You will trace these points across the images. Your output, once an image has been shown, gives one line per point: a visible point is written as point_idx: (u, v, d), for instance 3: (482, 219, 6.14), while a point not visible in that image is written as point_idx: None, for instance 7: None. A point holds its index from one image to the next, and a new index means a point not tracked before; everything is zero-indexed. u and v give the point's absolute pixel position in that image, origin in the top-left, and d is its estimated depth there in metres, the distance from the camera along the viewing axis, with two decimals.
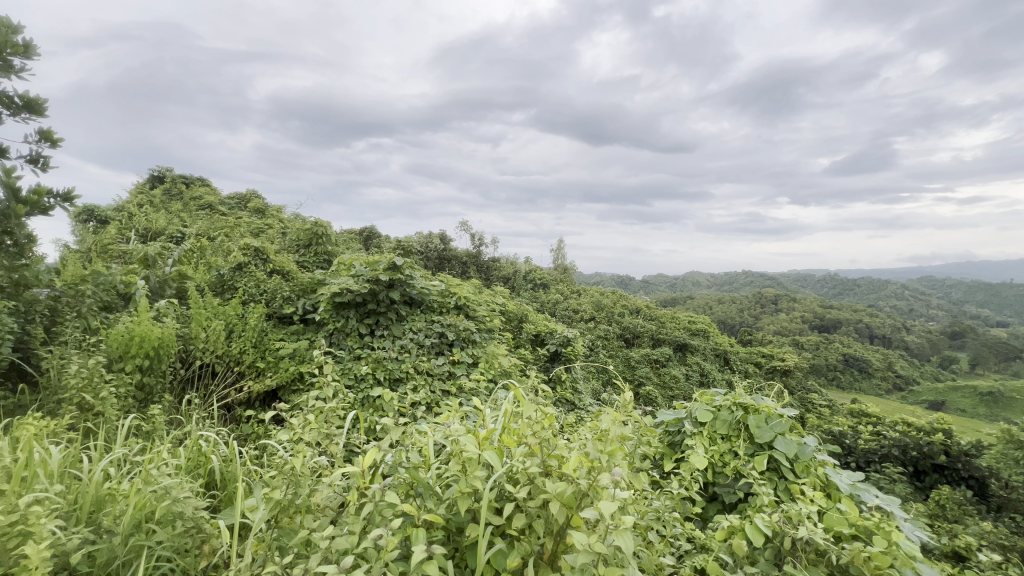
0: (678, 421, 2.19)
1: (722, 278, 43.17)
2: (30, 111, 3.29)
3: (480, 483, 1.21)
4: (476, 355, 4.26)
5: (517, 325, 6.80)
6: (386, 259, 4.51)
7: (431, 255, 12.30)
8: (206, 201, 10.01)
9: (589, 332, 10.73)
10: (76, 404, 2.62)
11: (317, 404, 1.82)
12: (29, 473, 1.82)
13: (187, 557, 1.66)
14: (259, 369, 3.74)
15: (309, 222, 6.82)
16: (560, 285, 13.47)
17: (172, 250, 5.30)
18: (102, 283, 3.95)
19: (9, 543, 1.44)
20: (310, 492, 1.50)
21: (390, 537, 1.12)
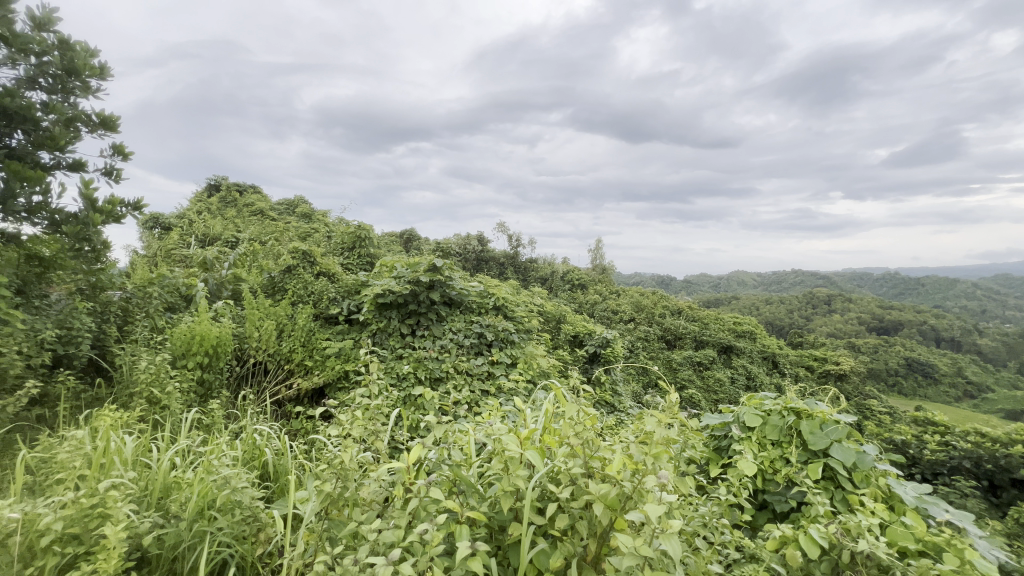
0: (724, 425, 2.12)
1: (770, 278, 41.35)
2: (105, 127, 3.59)
3: (523, 483, 1.22)
4: (515, 355, 4.27)
5: (556, 325, 6.77)
6: (426, 260, 4.60)
7: (469, 257, 12.42)
8: (258, 207, 10.55)
9: (629, 334, 10.53)
10: (145, 398, 2.83)
11: (364, 401, 1.88)
12: (108, 460, 1.98)
13: (244, 544, 1.75)
14: (307, 367, 3.90)
15: (353, 225, 7.08)
16: (598, 285, 13.31)
17: (228, 254, 5.62)
18: (167, 285, 4.25)
19: (91, 523, 1.58)
20: (358, 486, 1.56)
21: (435, 532, 1.14)
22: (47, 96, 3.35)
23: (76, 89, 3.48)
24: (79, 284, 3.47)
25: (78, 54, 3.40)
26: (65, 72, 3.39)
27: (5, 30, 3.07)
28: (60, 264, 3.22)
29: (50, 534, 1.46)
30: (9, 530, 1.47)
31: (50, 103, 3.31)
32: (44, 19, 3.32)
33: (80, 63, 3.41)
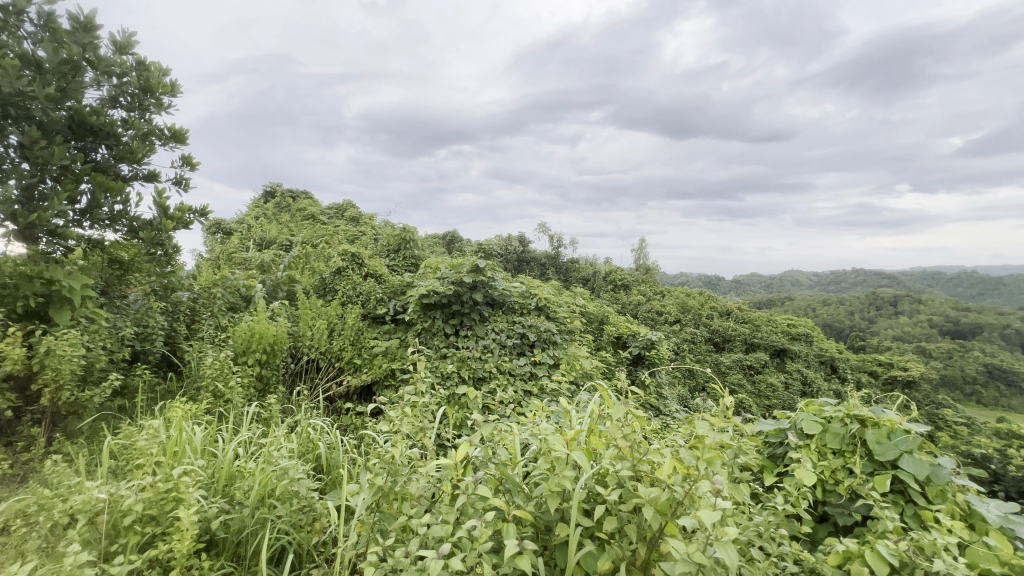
0: (780, 431, 2.01)
1: (827, 277, 39.02)
2: (176, 140, 3.87)
3: (570, 483, 1.21)
4: (557, 356, 4.25)
5: (598, 327, 6.67)
6: (469, 261, 4.66)
7: (511, 257, 12.47)
8: (310, 212, 11.05)
9: (674, 335, 10.23)
10: (211, 391, 3.04)
11: (411, 398, 1.93)
12: (180, 448, 2.13)
13: (301, 532, 1.84)
14: (356, 365, 4.05)
15: (398, 228, 7.29)
16: (641, 285, 13.02)
17: (283, 256, 5.92)
18: (229, 287, 4.52)
19: (167, 506, 1.72)
20: (406, 481, 1.60)
21: (483, 529, 1.16)
22: (126, 113, 3.66)
23: (151, 106, 3.79)
24: (153, 285, 3.83)
25: (152, 73, 3.70)
26: (142, 90, 3.69)
27: (91, 55, 3.40)
28: (136, 267, 3.59)
29: (132, 514, 1.60)
30: (98, 509, 1.62)
31: (128, 119, 3.62)
32: (124, 42, 3.63)
33: (155, 82, 3.70)
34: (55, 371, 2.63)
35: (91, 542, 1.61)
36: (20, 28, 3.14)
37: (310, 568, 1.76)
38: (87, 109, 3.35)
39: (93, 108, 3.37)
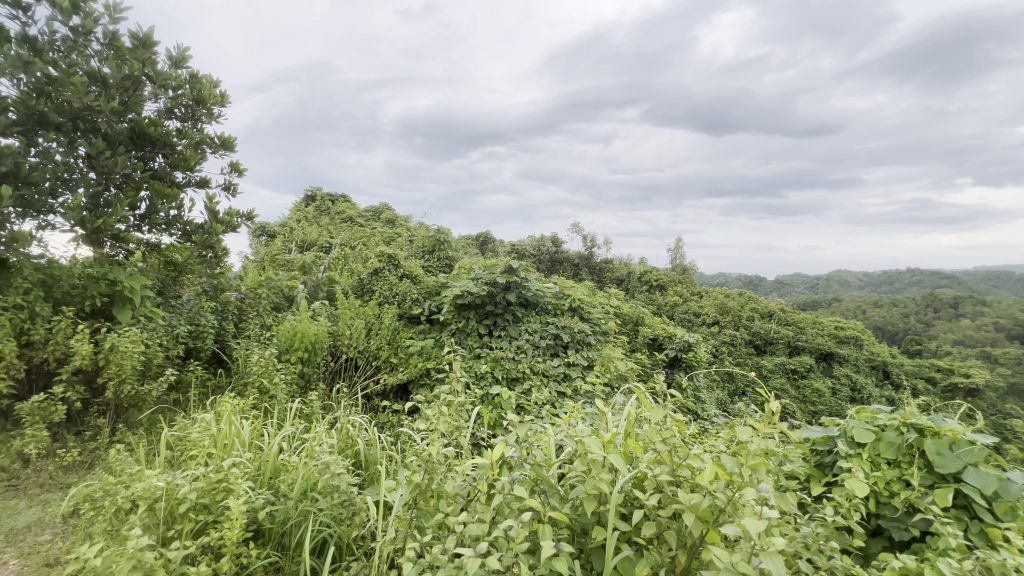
0: (829, 439, 1.90)
1: (879, 277, 36.92)
2: (225, 148, 4.08)
3: (607, 487, 1.20)
4: (591, 358, 4.21)
5: (633, 328, 6.55)
6: (502, 262, 4.67)
7: (543, 258, 12.38)
8: (348, 215, 11.38)
9: (712, 338, 9.92)
10: (257, 387, 3.18)
11: (447, 398, 1.95)
12: (229, 441, 2.24)
13: (342, 525, 1.89)
14: (392, 364, 4.15)
15: (432, 230, 7.40)
16: (678, 286, 12.71)
17: (323, 258, 6.12)
18: (273, 287, 4.65)
19: (218, 495, 1.80)
20: (442, 480, 1.62)
21: (519, 529, 1.16)
22: (180, 123, 3.89)
23: (203, 117, 4.00)
24: (205, 285, 4.04)
25: (204, 85, 3.91)
26: (195, 102, 3.91)
27: (149, 70, 3.63)
28: (188, 268, 3.82)
29: (186, 502, 1.69)
30: (156, 496, 1.72)
31: (183, 129, 3.84)
32: (179, 57, 3.84)
33: (206, 93, 3.91)
34: (117, 366, 2.82)
35: (150, 527, 1.71)
36: (88, 47, 3.38)
37: (350, 562, 1.80)
38: (146, 120, 3.57)
39: (151, 120, 3.59)
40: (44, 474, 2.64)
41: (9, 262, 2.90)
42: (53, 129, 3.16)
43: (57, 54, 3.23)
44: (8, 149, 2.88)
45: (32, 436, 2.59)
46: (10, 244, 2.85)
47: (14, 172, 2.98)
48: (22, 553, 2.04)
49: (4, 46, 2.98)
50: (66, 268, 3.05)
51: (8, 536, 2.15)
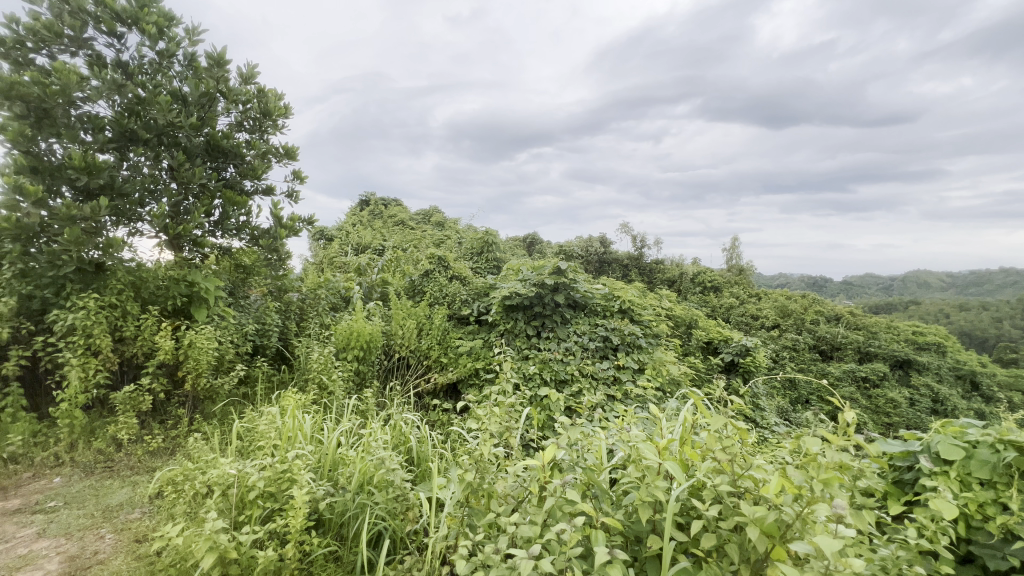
0: (909, 454, 1.74)
1: (965, 277, 33.55)
2: (288, 157, 4.33)
3: (663, 494, 1.16)
4: (642, 361, 4.10)
5: (687, 331, 6.30)
6: (551, 263, 4.65)
7: (592, 260, 11.73)
8: (399, 218, 11.76)
9: (772, 342, 9.39)
10: (317, 383, 3.36)
11: (498, 398, 1.97)
12: (293, 434, 2.37)
13: (396, 519, 1.94)
14: (443, 364, 4.24)
15: (480, 232, 7.49)
16: (734, 287, 12.14)
17: (377, 260, 6.35)
18: (331, 288, 4.83)
19: (282, 485, 1.90)
20: (494, 479, 1.63)
21: (572, 533, 1.15)
22: (249, 135, 4.17)
23: (269, 128, 4.26)
24: (270, 287, 4.31)
25: (270, 99, 4.17)
26: (262, 114, 4.17)
27: (222, 87, 3.91)
28: (256, 270, 4.12)
29: (255, 490, 1.81)
30: (229, 482, 1.85)
31: (251, 141, 4.11)
32: (248, 73, 4.12)
33: (272, 106, 4.17)
34: (195, 360, 3.06)
35: (224, 511, 1.83)
36: (171, 69, 3.70)
37: (404, 555, 1.85)
38: (219, 134, 3.84)
39: (224, 133, 3.86)
40: (133, 458, 2.91)
41: (106, 266, 3.28)
42: (141, 145, 3.49)
43: (145, 76, 3.56)
44: (105, 164, 3.21)
45: (124, 422, 2.87)
46: (106, 250, 3.21)
47: (110, 185, 3.32)
48: (116, 529, 2.26)
49: (102, 71, 3.33)
50: (151, 271, 3.34)
51: (104, 512, 2.38)
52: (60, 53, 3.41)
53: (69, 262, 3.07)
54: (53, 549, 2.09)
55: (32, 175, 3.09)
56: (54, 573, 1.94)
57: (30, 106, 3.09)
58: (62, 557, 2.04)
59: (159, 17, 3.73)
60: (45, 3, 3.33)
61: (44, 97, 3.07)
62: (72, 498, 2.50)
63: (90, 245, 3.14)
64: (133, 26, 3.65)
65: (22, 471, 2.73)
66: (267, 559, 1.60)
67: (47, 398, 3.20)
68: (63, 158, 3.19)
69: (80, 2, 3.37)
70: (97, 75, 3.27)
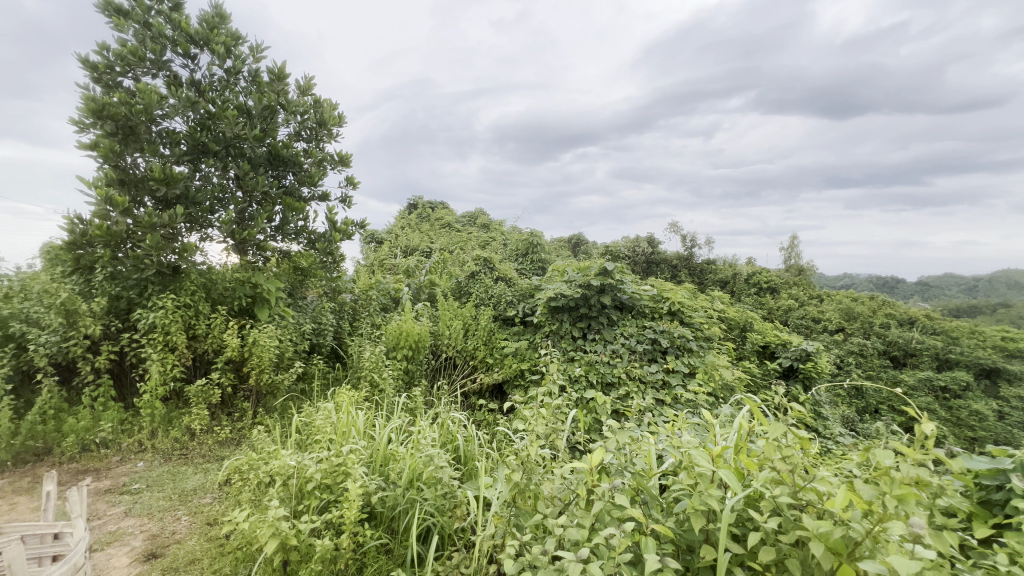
0: (998, 473, 1.58)
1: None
2: (342, 164, 4.53)
3: (717, 504, 1.12)
4: (693, 365, 3.96)
5: (741, 334, 6.01)
6: (597, 263, 4.56)
7: (639, 260, 11.35)
8: (446, 221, 12.00)
9: (836, 347, 8.80)
10: (370, 381, 3.50)
11: (544, 399, 1.96)
12: (347, 429, 2.47)
13: (444, 516, 1.98)
14: (488, 364, 4.29)
15: (525, 233, 7.50)
16: (793, 289, 11.48)
17: (425, 262, 6.50)
18: (381, 289, 4.97)
19: (338, 477, 2.00)
20: (541, 480, 1.64)
21: (621, 539, 1.13)
22: (307, 144, 4.40)
23: (325, 137, 4.48)
24: (326, 288, 4.52)
25: (325, 109, 4.38)
26: (318, 124, 4.39)
27: (282, 99, 4.15)
28: (312, 272, 4.34)
29: (313, 481, 1.91)
30: (289, 473, 1.96)
31: (308, 149, 4.34)
32: (306, 85, 4.35)
33: (327, 115, 4.38)
34: (259, 357, 3.28)
35: (285, 500, 1.94)
36: (237, 85, 3.97)
37: (451, 552, 1.88)
38: (280, 144, 4.07)
39: (284, 143, 4.08)
40: (205, 446, 3.14)
41: (181, 269, 3.57)
42: (212, 157, 3.78)
43: (215, 92, 3.84)
44: (180, 175, 3.51)
45: (197, 413, 3.11)
46: (182, 254, 3.51)
47: (185, 194, 3.60)
48: (191, 511, 2.44)
49: (178, 90, 3.63)
50: (221, 274, 3.62)
51: (180, 495, 2.58)
52: (143, 75, 3.73)
53: (150, 266, 3.38)
54: (138, 528, 2.30)
55: (120, 187, 3.40)
56: (138, 549, 2.12)
57: (118, 124, 3.40)
58: (145, 535, 2.24)
59: (227, 37, 4.02)
60: (131, 31, 3.67)
61: (130, 115, 3.38)
62: (152, 482, 2.74)
63: (168, 250, 3.44)
64: (205, 48, 3.95)
65: (112, 455, 3.01)
66: (325, 547, 1.69)
67: (132, 389, 3.52)
68: (146, 171, 3.50)
69: (160, 27, 3.69)
70: (173, 94, 3.57)
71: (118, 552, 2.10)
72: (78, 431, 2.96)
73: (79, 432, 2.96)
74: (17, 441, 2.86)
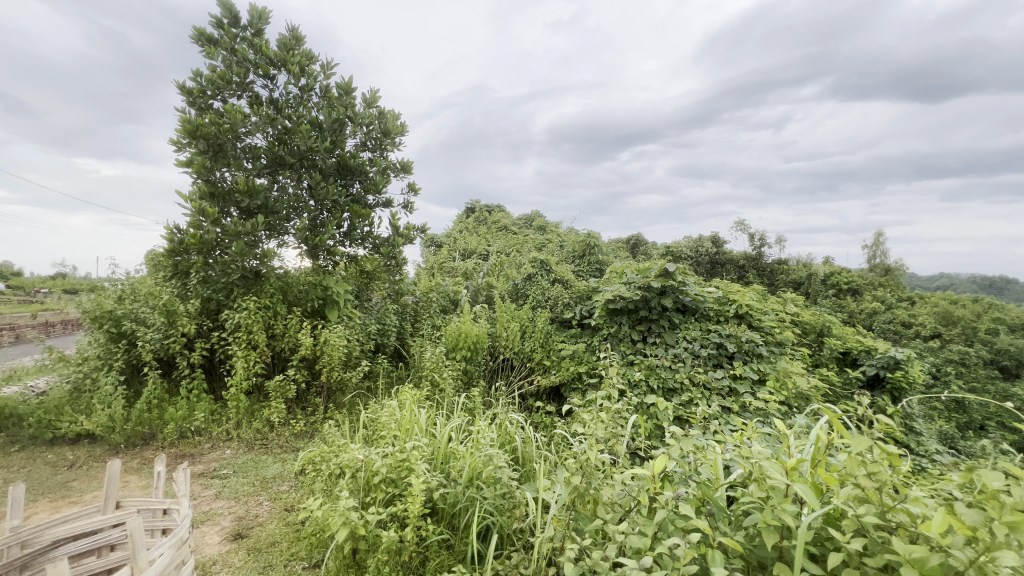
0: None
1: None
2: (404, 171, 4.72)
3: (793, 520, 1.05)
4: (763, 371, 3.71)
5: (818, 339, 5.58)
6: (657, 264, 4.35)
7: (703, 260, 10.81)
8: (502, 223, 12.17)
9: (931, 355, 7.94)
10: (431, 381, 3.63)
11: (604, 403, 1.93)
12: (410, 426, 2.56)
13: (503, 515, 2.00)
14: (545, 366, 4.28)
15: (582, 235, 7.42)
16: (878, 291, 10.51)
17: (483, 265, 6.60)
18: (441, 291, 5.10)
19: (402, 472, 2.08)
20: (601, 485, 1.61)
21: (687, 550, 1.09)
22: (372, 154, 4.63)
23: (388, 146, 4.68)
24: (389, 290, 4.73)
25: (389, 119, 4.58)
26: (382, 134, 4.60)
27: (350, 112, 4.41)
28: (377, 276, 4.57)
29: (379, 475, 2.00)
30: (358, 466, 2.07)
31: (373, 158, 4.55)
32: (371, 97, 4.58)
33: (389, 125, 4.58)
34: (329, 355, 3.51)
35: (355, 491, 2.05)
36: (310, 100, 4.26)
37: (511, 552, 1.88)
38: (347, 154, 4.32)
39: (351, 153, 4.33)
40: (283, 438, 3.39)
41: (262, 273, 3.89)
42: (288, 169, 4.08)
43: (291, 109, 4.15)
44: (261, 187, 3.82)
45: (276, 406, 3.38)
46: (262, 260, 3.83)
47: (265, 204, 3.92)
48: (271, 497, 2.65)
49: (260, 109, 3.96)
50: (296, 278, 3.91)
51: (262, 482, 2.80)
52: (230, 97, 4.10)
53: (236, 270, 3.71)
54: (227, 509, 2.52)
55: (211, 200, 3.77)
56: (227, 529, 2.33)
57: (209, 143, 3.76)
58: (233, 516, 2.45)
59: (302, 57, 4.33)
60: (220, 57, 4.05)
61: (218, 134, 3.73)
62: (238, 468, 2.99)
63: (250, 256, 3.77)
64: (282, 68, 4.28)
65: (204, 442, 3.32)
66: (390, 539, 1.77)
67: (221, 382, 3.86)
68: (231, 184, 3.84)
69: (244, 53, 4.04)
70: (255, 112, 3.90)
71: (210, 531, 2.31)
72: (176, 419, 3.30)
73: (177, 420, 3.29)
74: (128, 426, 3.23)
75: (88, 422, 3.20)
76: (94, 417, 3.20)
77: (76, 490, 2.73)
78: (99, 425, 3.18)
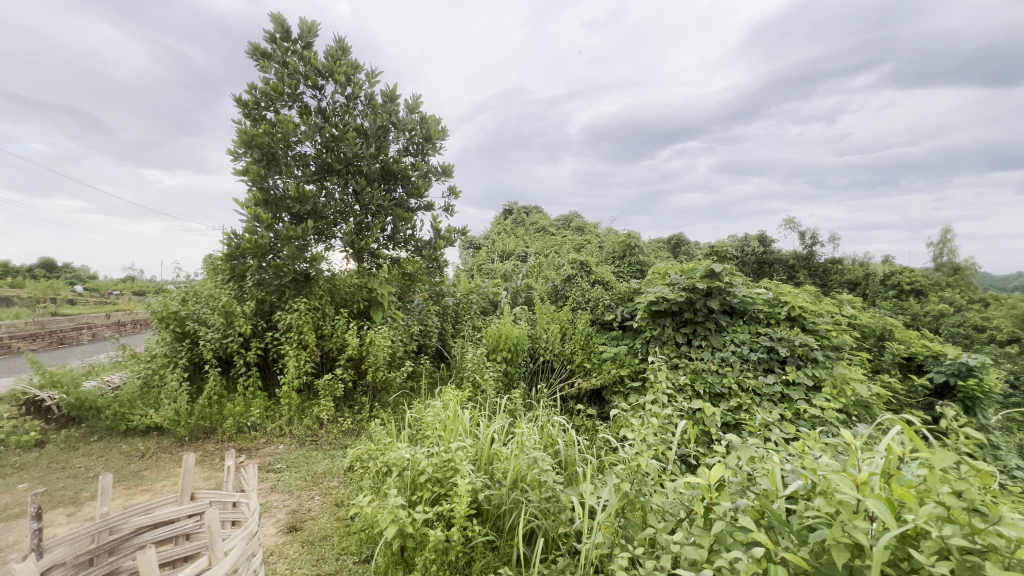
0: None
1: None
2: (445, 174, 4.80)
3: (866, 538, 0.98)
4: (819, 377, 3.51)
5: (878, 343, 5.22)
6: (703, 265, 4.21)
7: (749, 260, 10.36)
8: (540, 224, 12.14)
9: (1009, 361, 7.27)
10: (472, 382, 3.68)
11: (652, 408, 1.87)
12: (454, 426, 2.59)
13: (548, 519, 1.97)
14: (586, 368, 4.22)
15: (622, 235, 7.29)
16: (947, 292, 9.72)
17: (522, 266, 6.59)
18: (481, 293, 5.14)
19: (448, 472, 2.09)
20: (651, 492, 1.56)
21: (748, 564, 1.04)
22: (414, 158, 4.73)
23: (430, 150, 4.76)
24: (431, 292, 4.80)
25: (430, 124, 4.67)
26: (423, 138, 4.69)
27: (393, 118, 4.52)
28: (419, 277, 4.65)
29: (425, 474, 2.03)
30: (404, 464, 2.11)
31: (415, 163, 4.65)
32: (413, 103, 4.69)
33: (431, 129, 4.67)
34: (374, 355, 3.61)
35: (402, 489, 2.10)
36: (355, 108, 4.41)
37: (556, 556, 1.86)
38: (391, 159, 4.42)
39: (394, 158, 4.44)
40: (331, 435, 3.50)
41: (311, 276, 4.05)
42: (335, 175, 4.23)
43: (338, 117, 4.31)
44: (310, 193, 3.99)
45: (325, 404, 3.51)
46: (312, 262, 3.99)
47: (314, 210, 4.09)
48: (322, 492, 2.75)
49: (309, 118, 4.13)
50: (342, 280, 4.05)
51: (313, 477, 2.92)
52: (282, 108, 4.30)
53: (288, 273, 3.88)
54: (282, 502, 2.64)
55: (265, 206, 3.96)
56: (282, 521, 2.43)
57: (263, 151, 3.95)
58: (287, 509, 2.56)
59: (348, 67, 4.48)
60: (273, 70, 4.25)
61: (272, 144, 3.92)
62: (290, 463, 3.12)
63: (300, 260, 3.94)
64: (330, 78, 4.46)
65: (259, 437, 3.49)
66: (437, 537, 1.79)
67: (274, 380, 4.05)
68: (283, 190, 4.02)
69: (295, 65, 4.23)
70: (305, 122, 4.07)
71: (266, 522, 2.43)
72: (234, 415, 3.49)
73: (235, 415, 3.49)
74: (192, 420, 3.45)
75: (157, 415, 3.43)
76: (162, 410, 3.43)
77: (147, 478, 2.93)
78: (166, 418, 3.41)
